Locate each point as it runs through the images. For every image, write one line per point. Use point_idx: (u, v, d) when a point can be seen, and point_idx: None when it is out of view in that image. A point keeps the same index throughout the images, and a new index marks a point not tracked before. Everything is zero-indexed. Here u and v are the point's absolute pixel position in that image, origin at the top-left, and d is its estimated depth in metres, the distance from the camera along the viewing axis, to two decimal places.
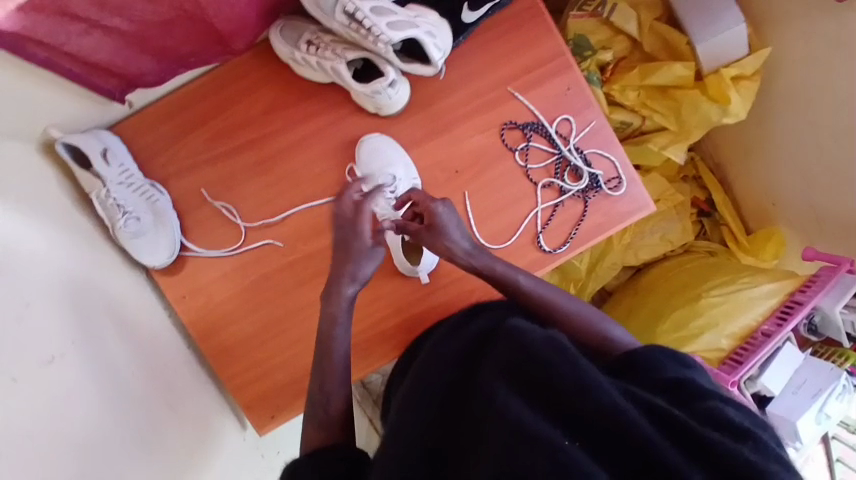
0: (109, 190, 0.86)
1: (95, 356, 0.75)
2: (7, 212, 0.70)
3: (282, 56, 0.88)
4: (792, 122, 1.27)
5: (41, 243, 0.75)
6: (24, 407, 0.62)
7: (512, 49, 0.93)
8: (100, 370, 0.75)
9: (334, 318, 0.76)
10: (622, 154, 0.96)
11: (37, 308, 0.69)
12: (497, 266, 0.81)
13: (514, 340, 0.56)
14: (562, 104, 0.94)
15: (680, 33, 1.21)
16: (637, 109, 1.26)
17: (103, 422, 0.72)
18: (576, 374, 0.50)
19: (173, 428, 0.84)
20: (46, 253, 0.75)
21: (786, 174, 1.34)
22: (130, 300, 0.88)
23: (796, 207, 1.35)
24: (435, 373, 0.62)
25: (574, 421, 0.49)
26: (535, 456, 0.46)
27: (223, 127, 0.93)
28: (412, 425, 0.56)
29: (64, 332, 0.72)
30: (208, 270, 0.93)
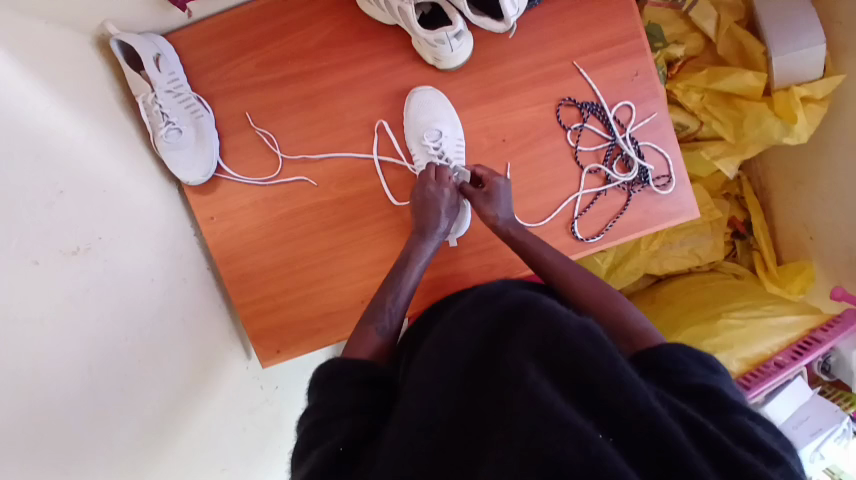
0: (157, 96, 0.84)
1: (120, 257, 0.74)
2: (53, 97, 0.69)
3: None
4: (848, 159, 1.20)
5: (83, 136, 0.74)
6: (49, 290, 0.61)
7: (586, 24, 0.89)
8: (123, 273, 0.74)
9: (419, 253, 0.84)
10: (676, 153, 0.92)
11: (70, 198, 0.69)
12: (529, 238, 0.85)
13: (544, 322, 0.52)
14: (626, 90, 0.90)
15: (758, 42, 1.15)
16: (696, 112, 1.21)
17: (119, 328, 0.70)
18: (612, 367, 0.47)
19: (182, 346, 0.83)
20: (86, 148, 0.74)
21: (829, 207, 1.28)
22: (157, 213, 0.86)
23: (832, 244, 1.30)
24: (452, 339, 0.58)
25: (605, 414, 0.46)
26: (563, 442, 0.42)
27: (277, 53, 0.90)
28: (426, 389, 0.53)
29: (92, 225, 0.71)
30: (239, 196, 0.93)
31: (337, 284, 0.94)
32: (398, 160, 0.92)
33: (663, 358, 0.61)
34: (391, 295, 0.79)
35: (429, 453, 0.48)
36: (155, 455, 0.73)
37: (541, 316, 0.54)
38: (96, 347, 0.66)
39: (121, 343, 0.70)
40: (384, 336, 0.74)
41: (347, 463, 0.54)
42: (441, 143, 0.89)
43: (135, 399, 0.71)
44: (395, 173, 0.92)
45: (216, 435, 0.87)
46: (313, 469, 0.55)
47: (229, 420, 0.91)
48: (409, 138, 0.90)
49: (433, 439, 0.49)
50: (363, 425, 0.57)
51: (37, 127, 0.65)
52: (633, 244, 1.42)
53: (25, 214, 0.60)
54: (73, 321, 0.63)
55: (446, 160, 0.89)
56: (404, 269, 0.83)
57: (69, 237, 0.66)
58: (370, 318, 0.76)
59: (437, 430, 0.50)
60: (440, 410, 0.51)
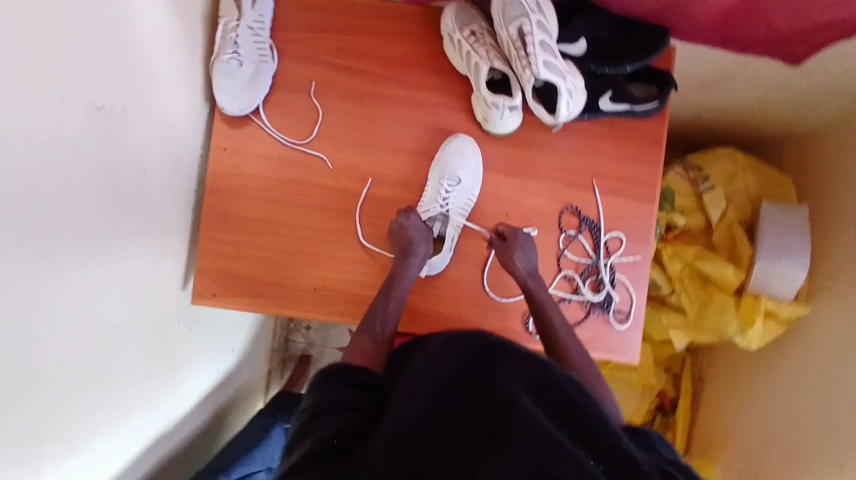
0: (238, 26, 0.90)
1: (129, 135, 0.76)
2: None
3: (443, 29, 0.93)
4: (779, 392, 1.27)
5: (158, 18, 0.78)
6: (55, 121, 0.62)
7: (618, 155, 0.98)
8: (125, 149, 0.76)
9: (405, 273, 0.90)
10: (643, 298, 0.99)
11: (120, 63, 0.72)
12: (540, 293, 0.89)
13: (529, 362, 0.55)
14: (625, 225, 0.98)
15: (749, 245, 1.26)
16: (672, 279, 1.31)
17: (92, 192, 0.70)
18: (598, 415, 0.51)
19: (138, 243, 0.83)
20: (155, 28, 0.78)
21: (751, 420, 1.34)
22: (179, 117, 0.89)
23: (738, 453, 1.35)
24: (441, 358, 0.57)
25: (595, 449, 0.48)
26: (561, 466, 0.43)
27: (355, 46, 0.97)
28: (418, 398, 0.52)
29: (119, 92, 0.73)
30: (259, 144, 0.97)
31: (301, 262, 0.97)
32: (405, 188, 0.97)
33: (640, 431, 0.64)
34: (382, 306, 0.87)
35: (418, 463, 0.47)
36: (66, 329, 0.70)
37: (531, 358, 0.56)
38: (65, 195, 0.65)
39: (88, 204, 0.70)
40: (375, 342, 0.81)
41: (335, 459, 0.54)
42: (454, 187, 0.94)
43: (77, 264, 0.69)
44: (402, 194, 0.97)
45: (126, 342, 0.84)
46: (305, 454, 0.56)
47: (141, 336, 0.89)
48: (430, 175, 0.96)
49: (429, 445, 0.48)
50: (353, 423, 0.58)
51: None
52: None
53: (72, 48, 0.63)
54: (67, 161, 0.64)
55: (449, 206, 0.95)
56: (388, 286, 0.90)
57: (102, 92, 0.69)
58: (366, 326, 0.83)
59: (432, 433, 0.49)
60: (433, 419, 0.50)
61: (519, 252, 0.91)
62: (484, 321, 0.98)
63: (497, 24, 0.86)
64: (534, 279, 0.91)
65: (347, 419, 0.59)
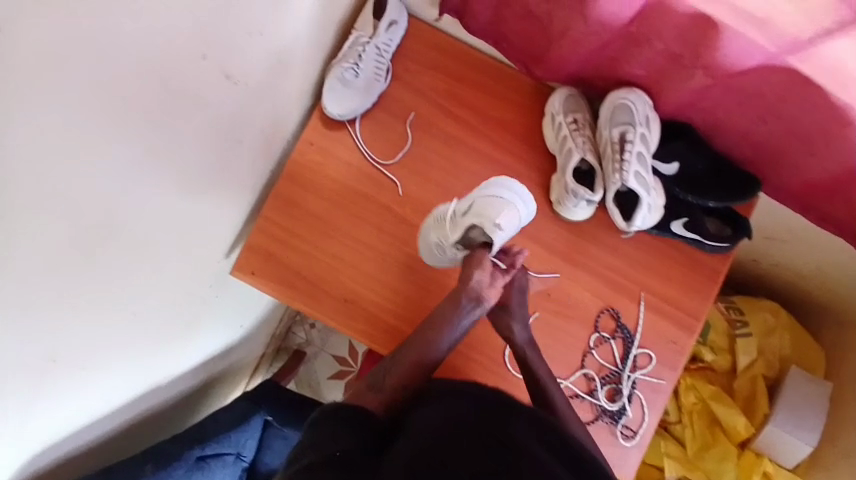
0: (366, 42, 0.95)
1: (250, 115, 0.82)
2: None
3: (548, 107, 0.96)
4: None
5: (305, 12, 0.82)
6: (199, 77, 0.62)
7: (672, 276, 0.99)
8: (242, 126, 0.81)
9: (446, 328, 0.89)
10: (653, 422, 0.98)
11: (271, 54, 0.78)
12: (541, 370, 0.91)
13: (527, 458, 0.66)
14: (659, 346, 0.98)
15: (766, 403, 1.25)
16: (681, 410, 1.28)
17: (193, 147, 0.70)
18: None
19: (208, 203, 0.83)
20: (300, 18, 0.82)
21: None
22: (284, 104, 0.93)
23: None
24: (447, 399, 0.77)
25: None
26: None
27: (463, 95, 1.01)
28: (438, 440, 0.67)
29: (254, 65, 0.74)
30: (344, 150, 1.01)
31: (343, 271, 0.99)
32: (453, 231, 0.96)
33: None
34: (405, 358, 0.87)
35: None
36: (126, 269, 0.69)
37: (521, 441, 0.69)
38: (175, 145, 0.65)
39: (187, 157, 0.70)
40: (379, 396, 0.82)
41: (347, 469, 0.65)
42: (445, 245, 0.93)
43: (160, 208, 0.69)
44: None
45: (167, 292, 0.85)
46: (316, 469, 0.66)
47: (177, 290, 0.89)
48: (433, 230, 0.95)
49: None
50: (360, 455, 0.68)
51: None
52: None
53: (240, 19, 0.64)
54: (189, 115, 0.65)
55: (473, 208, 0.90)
56: (425, 337, 0.89)
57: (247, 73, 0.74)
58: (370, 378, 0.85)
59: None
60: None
61: (518, 307, 0.93)
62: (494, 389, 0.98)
63: (602, 122, 0.89)
64: (531, 351, 0.92)
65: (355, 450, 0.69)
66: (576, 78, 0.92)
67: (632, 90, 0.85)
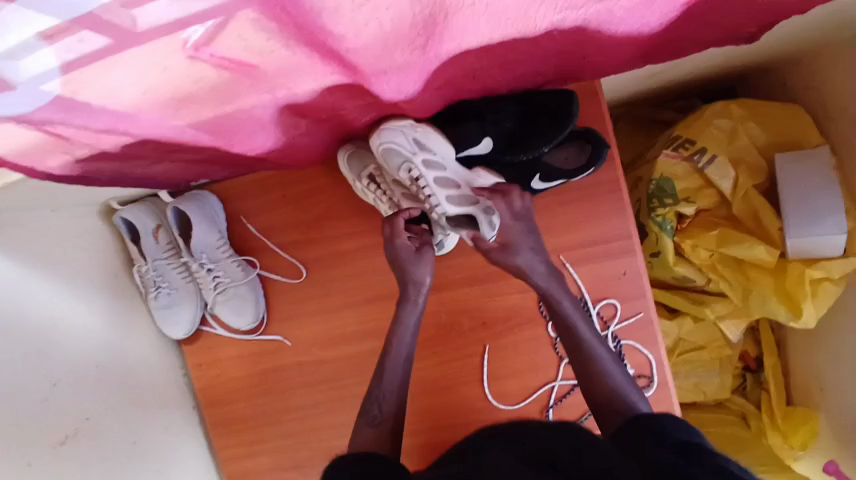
0: (150, 266, 0.89)
1: (103, 422, 0.81)
2: (44, 283, 0.76)
3: (345, 176, 0.86)
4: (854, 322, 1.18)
5: (67, 308, 0.80)
6: None
7: (578, 219, 0.88)
8: (102, 440, 0.81)
9: (403, 327, 0.81)
10: (661, 354, 0.89)
11: (68, 378, 0.78)
12: (555, 298, 0.77)
13: (517, 450, 0.69)
14: (613, 288, 0.88)
15: (772, 212, 1.10)
16: (703, 269, 1.17)
17: None
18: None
19: None
20: (65, 316, 0.79)
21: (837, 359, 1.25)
22: (146, 367, 0.92)
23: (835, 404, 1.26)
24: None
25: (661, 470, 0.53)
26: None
27: (275, 222, 0.93)
28: (518, 467, 0.61)
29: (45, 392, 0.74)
30: (225, 348, 0.97)
31: (309, 441, 0.97)
32: (281, 277, 0.94)
33: None
34: (383, 378, 0.79)
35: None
36: None
37: None
38: None
39: None
40: (374, 426, 0.76)
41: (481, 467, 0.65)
42: (210, 308, 0.93)
43: None
44: (376, 342, 0.94)
45: None
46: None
47: None
48: (256, 298, 0.92)
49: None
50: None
51: (35, 319, 0.74)
52: None
53: None
54: None
55: (219, 282, 0.91)
56: (389, 347, 0.81)
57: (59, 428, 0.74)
58: (364, 409, 0.78)
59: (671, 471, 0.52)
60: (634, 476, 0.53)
61: (516, 251, 0.76)
62: None
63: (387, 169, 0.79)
64: (536, 274, 0.78)
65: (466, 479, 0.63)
66: (333, 146, 0.80)
67: (379, 130, 0.74)
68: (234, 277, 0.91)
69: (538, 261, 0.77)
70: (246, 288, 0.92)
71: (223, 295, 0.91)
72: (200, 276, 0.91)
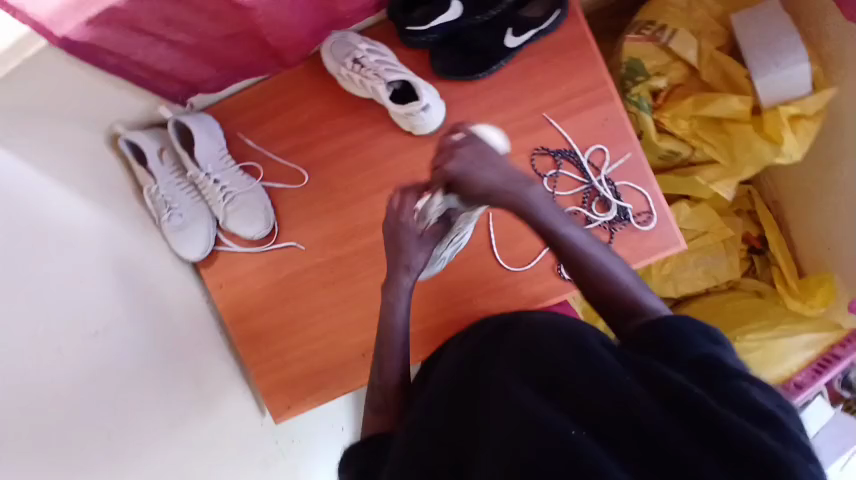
0: (158, 186, 0.94)
1: (125, 327, 0.83)
2: (62, 189, 0.80)
3: (329, 70, 0.90)
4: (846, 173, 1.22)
5: (84, 217, 0.83)
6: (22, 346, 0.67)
7: (554, 75, 0.93)
8: (130, 343, 0.83)
9: (395, 305, 0.79)
10: (654, 189, 0.94)
11: (88, 282, 0.80)
12: (523, 207, 0.69)
13: (520, 343, 0.57)
14: (599, 135, 0.94)
15: (740, 67, 1.17)
16: (687, 138, 1.22)
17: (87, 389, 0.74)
18: (704, 444, 0.45)
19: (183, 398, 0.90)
20: (84, 225, 0.82)
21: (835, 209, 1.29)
22: (165, 285, 0.95)
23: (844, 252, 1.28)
24: (494, 383, 0.54)
25: (680, 404, 0.47)
26: (584, 377, 0.50)
27: (272, 131, 0.98)
28: (516, 372, 0.54)
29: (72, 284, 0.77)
30: (242, 263, 1.00)
31: (337, 340, 1.00)
32: (284, 185, 0.98)
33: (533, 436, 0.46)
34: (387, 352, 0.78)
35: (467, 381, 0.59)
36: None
37: (495, 398, 0.52)
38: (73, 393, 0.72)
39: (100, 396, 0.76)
40: (379, 409, 0.77)
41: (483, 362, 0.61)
42: (221, 223, 0.97)
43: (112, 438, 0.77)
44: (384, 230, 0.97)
45: None
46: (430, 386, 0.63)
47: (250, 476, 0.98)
48: (262, 204, 0.97)
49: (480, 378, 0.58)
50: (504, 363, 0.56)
51: (54, 223, 0.77)
52: (645, 269, 1.45)
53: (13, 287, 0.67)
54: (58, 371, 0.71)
55: (225, 192, 0.96)
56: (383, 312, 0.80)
57: (86, 322, 0.77)
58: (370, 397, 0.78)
59: (714, 409, 0.46)
60: (671, 414, 0.47)
61: (459, 159, 0.68)
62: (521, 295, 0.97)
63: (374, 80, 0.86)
64: (503, 189, 0.69)
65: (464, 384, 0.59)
66: (312, 32, 0.87)
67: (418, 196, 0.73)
68: (237, 186, 0.96)
69: (491, 170, 0.69)
70: (252, 198, 0.96)
71: (230, 206, 0.96)
72: (207, 190, 0.96)
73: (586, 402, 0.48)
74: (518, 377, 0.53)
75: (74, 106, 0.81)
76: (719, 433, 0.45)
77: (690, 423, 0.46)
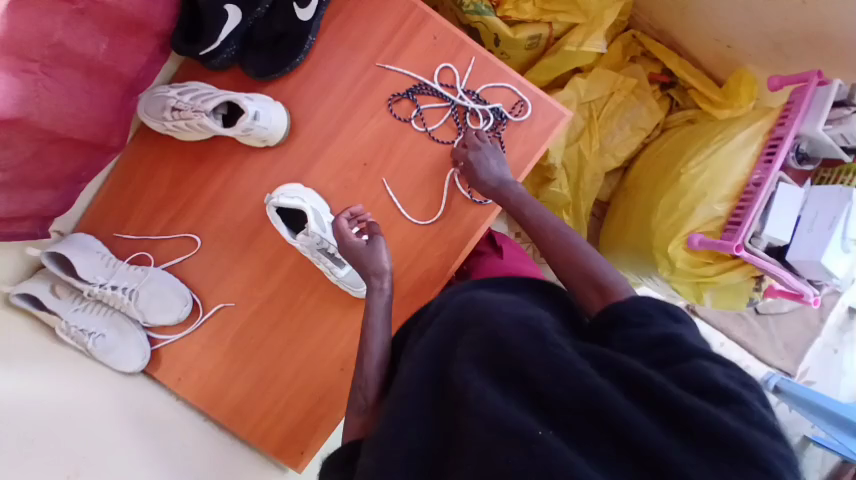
0: (67, 320, 0.92)
1: (104, 458, 0.80)
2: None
3: (159, 130, 0.91)
4: None
5: (24, 377, 0.78)
6: None
7: (365, 25, 0.92)
8: (112, 470, 0.79)
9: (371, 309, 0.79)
10: (516, 78, 0.92)
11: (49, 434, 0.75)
12: (511, 198, 0.83)
13: (486, 336, 0.53)
14: (437, 55, 0.92)
15: None
16: (538, 18, 1.20)
17: None
18: (679, 406, 0.46)
19: None
20: (28, 383, 0.78)
21: (708, 6, 1.26)
22: (127, 404, 0.92)
23: (742, 39, 1.26)
24: (466, 376, 0.50)
25: (657, 401, 0.47)
26: (561, 383, 0.48)
27: (148, 210, 0.97)
28: (491, 372, 0.50)
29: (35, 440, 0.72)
30: (187, 347, 0.99)
31: (311, 370, 0.97)
32: (186, 255, 0.97)
33: (508, 453, 0.43)
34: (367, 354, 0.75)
35: (437, 377, 0.55)
36: None
37: (465, 406, 0.48)
38: None
39: None
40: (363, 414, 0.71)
41: (451, 351, 0.56)
42: (144, 322, 0.96)
43: None
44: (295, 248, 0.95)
45: None
46: (399, 383, 0.57)
47: None
48: (172, 284, 0.95)
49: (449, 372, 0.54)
50: (477, 354, 0.52)
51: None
52: (577, 156, 1.43)
53: None
54: None
55: (131, 291, 0.94)
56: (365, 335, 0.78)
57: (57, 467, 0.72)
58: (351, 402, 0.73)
59: (673, 392, 0.47)
60: (637, 410, 0.46)
61: (485, 162, 0.86)
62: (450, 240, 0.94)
63: (196, 115, 0.86)
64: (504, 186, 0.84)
65: (436, 382, 0.54)
66: (122, 102, 0.87)
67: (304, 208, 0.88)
68: (137, 281, 0.94)
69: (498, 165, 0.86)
70: (158, 285, 0.94)
71: (142, 301, 0.94)
72: (113, 300, 0.94)
73: (558, 403, 0.47)
74: (489, 380, 0.49)
75: None
76: (702, 440, 0.45)
77: (650, 409, 0.48)
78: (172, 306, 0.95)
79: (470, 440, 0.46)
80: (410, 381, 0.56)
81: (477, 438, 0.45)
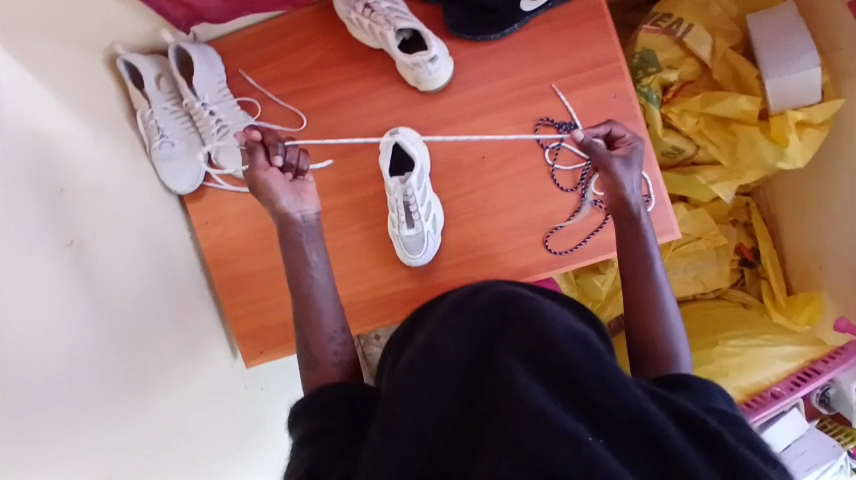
0: (153, 111, 0.92)
1: (104, 243, 0.81)
2: (58, 106, 0.78)
3: (340, 15, 0.92)
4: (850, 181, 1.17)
5: (79, 137, 0.81)
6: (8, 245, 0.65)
7: (564, 47, 0.93)
8: (106, 258, 0.80)
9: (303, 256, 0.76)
10: (655, 173, 0.93)
11: (68, 197, 0.76)
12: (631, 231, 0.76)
13: (536, 330, 0.52)
14: (605, 111, 0.93)
15: (752, 68, 1.16)
16: (691, 136, 1.21)
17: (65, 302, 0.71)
18: (725, 450, 0.48)
19: (166, 325, 0.90)
20: (78, 144, 0.80)
21: (827, 223, 1.26)
22: (151, 212, 0.94)
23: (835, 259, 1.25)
24: (516, 362, 0.49)
25: (701, 439, 0.48)
26: (613, 395, 0.47)
27: (279, 70, 0.98)
28: (541, 361, 0.49)
29: (55, 192, 0.74)
30: (230, 202, 0.99)
31: None
32: (285, 127, 0.98)
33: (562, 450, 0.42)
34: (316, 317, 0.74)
35: (477, 352, 0.53)
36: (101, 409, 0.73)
37: (513, 390, 0.47)
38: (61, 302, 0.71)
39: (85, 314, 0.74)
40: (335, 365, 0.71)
41: (496, 330, 0.55)
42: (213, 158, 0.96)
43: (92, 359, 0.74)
44: (378, 185, 0.97)
45: (192, 429, 0.90)
46: (430, 342, 0.56)
47: (216, 421, 0.96)
48: None
49: (493, 349, 0.53)
50: (528, 342, 0.51)
51: (45, 132, 0.74)
52: None
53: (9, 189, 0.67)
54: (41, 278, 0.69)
55: (221, 125, 0.95)
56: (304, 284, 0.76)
57: (63, 229, 0.74)
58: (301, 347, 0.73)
59: (714, 434, 0.48)
60: (681, 441, 0.47)
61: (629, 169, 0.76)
62: (510, 266, 0.96)
63: (383, 26, 0.87)
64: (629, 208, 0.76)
65: (476, 356, 0.53)
66: None
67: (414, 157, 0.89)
68: (231, 120, 0.95)
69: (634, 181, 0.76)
70: None
71: (225, 140, 0.95)
72: (202, 121, 0.95)
73: (606, 414, 0.47)
74: (540, 374, 0.48)
75: (73, 30, 0.80)
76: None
77: (690, 439, 0.48)
78: (245, 164, 0.96)
79: (517, 426, 0.44)
80: (445, 346, 0.54)
81: (525, 424, 0.44)
